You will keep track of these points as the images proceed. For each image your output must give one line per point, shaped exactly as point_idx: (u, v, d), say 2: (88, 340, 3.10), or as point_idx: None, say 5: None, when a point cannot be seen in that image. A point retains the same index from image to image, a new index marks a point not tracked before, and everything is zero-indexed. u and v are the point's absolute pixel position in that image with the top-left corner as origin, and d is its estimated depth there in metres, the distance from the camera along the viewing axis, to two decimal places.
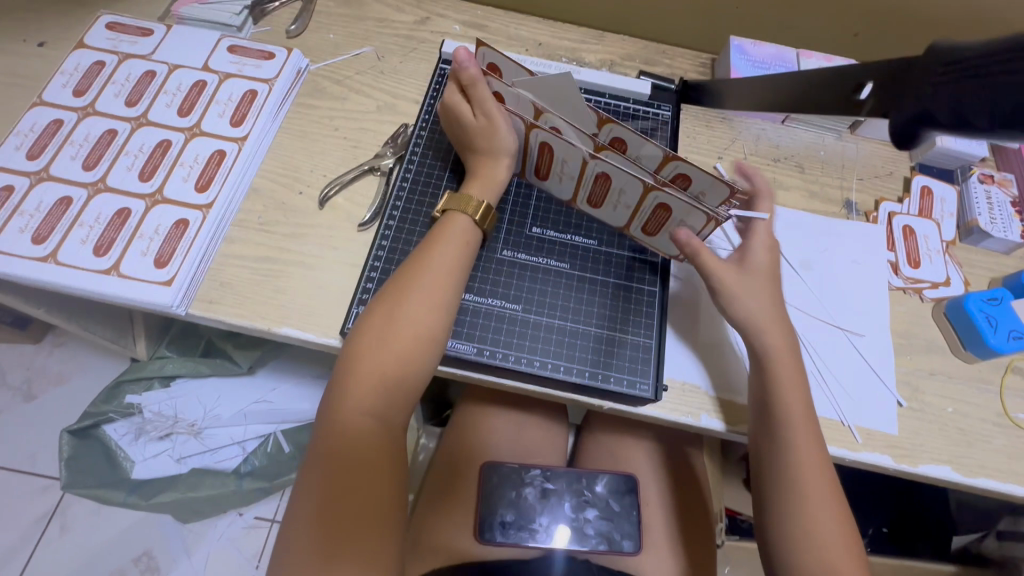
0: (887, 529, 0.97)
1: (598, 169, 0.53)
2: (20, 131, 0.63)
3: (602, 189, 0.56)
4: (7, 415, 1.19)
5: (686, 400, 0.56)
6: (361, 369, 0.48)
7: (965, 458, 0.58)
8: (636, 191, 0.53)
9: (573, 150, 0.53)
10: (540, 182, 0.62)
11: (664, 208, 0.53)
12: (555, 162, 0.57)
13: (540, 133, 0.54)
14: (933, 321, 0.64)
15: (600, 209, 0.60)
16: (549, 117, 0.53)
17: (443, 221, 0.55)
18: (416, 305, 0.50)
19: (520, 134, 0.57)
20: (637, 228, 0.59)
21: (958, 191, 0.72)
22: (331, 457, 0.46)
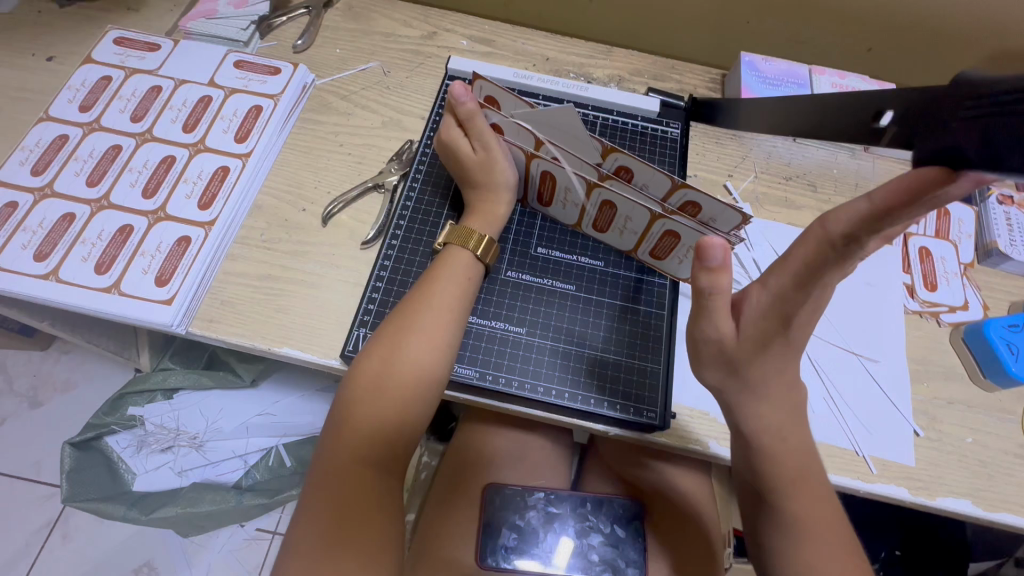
0: (899, 552, 0.94)
1: (603, 197, 0.53)
2: (26, 147, 0.63)
3: (607, 216, 0.56)
4: (13, 422, 1.19)
5: (695, 426, 0.55)
6: (361, 406, 0.47)
7: (986, 492, 0.56)
8: (642, 218, 0.52)
9: (577, 179, 0.53)
10: (543, 208, 0.62)
11: (671, 234, 0.52)
12: (558, 190, 0.57)
13: (543, 164, 0.54)
14: (951, 347, 0.62)
15: (606, 233, 0.59)
16: (550, 147, 0.53)
17: (444, 254, 0.55)
18: (418, 339, 0.49)
19: (521, 163, 0.57)
20: (645, 251, 0.58)
21: (976, 212, 0.70)
22: (326, 498, 0.44)
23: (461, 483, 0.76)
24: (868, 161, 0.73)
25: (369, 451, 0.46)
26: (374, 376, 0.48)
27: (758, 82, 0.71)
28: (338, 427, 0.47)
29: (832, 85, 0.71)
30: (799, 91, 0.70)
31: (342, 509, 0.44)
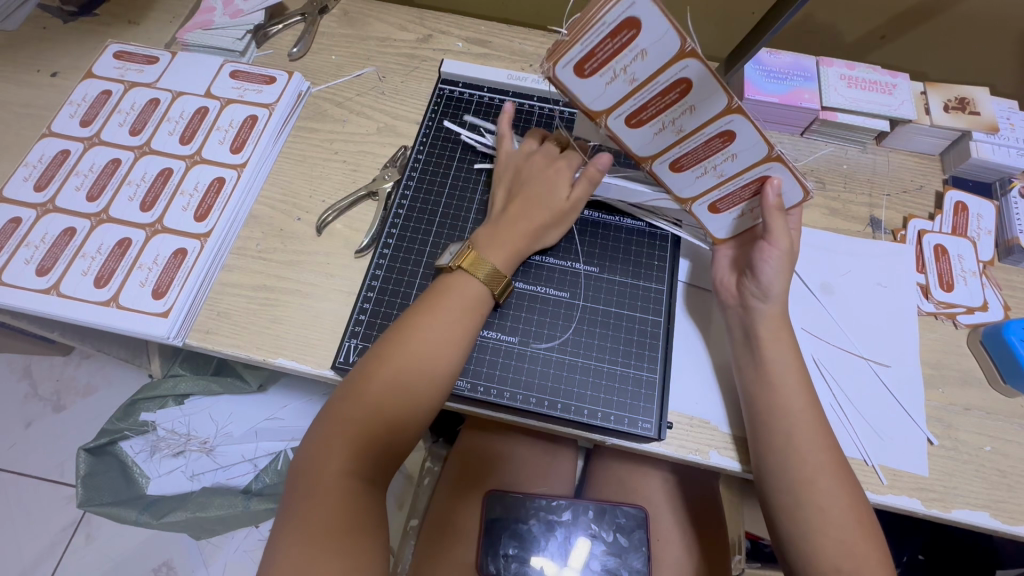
0: (923, 557, 0.90)
1: (728, 126, 0.47)
2: (29, 162, 0.64)
3: (707, 149, 0.49)
4: (39, 425, 1.23)
5: (693, 436, 0.53)
6: (350, 424, 0.47)
7: (1007, 503, 0.53)
8: (751, 158, 0.49)
9: (720, 94, 0.44)
10: (623, 131, 0.49)
11: (767, 181, 0.50)
12: (670, 109, 0.46)
13: (696, 67, 0.42)
14: (968, 350, 0.60)
15: (680, 172, 0.52)
16: (692, 64, 0.42)
17: (455, 278, 0.53)
18: (418, 361, 0.49)
19: (649, 65, 0.43)
20: (709, 199, 0.54)
21: (997, 207, 0.67)
22: (302, 513, 0.45)
23: (462, 489, 0.75)
24: (880, 155, 0.70)
25: (353, 470, 0.46)
26: (368, 395, 0.48)
27: (762, 75, 0.68)
28: (324, 442, 0.47)
29: (841, 77, 0.68)
30: (805, 85, 0.67)
31: (320, 527, 0.44)
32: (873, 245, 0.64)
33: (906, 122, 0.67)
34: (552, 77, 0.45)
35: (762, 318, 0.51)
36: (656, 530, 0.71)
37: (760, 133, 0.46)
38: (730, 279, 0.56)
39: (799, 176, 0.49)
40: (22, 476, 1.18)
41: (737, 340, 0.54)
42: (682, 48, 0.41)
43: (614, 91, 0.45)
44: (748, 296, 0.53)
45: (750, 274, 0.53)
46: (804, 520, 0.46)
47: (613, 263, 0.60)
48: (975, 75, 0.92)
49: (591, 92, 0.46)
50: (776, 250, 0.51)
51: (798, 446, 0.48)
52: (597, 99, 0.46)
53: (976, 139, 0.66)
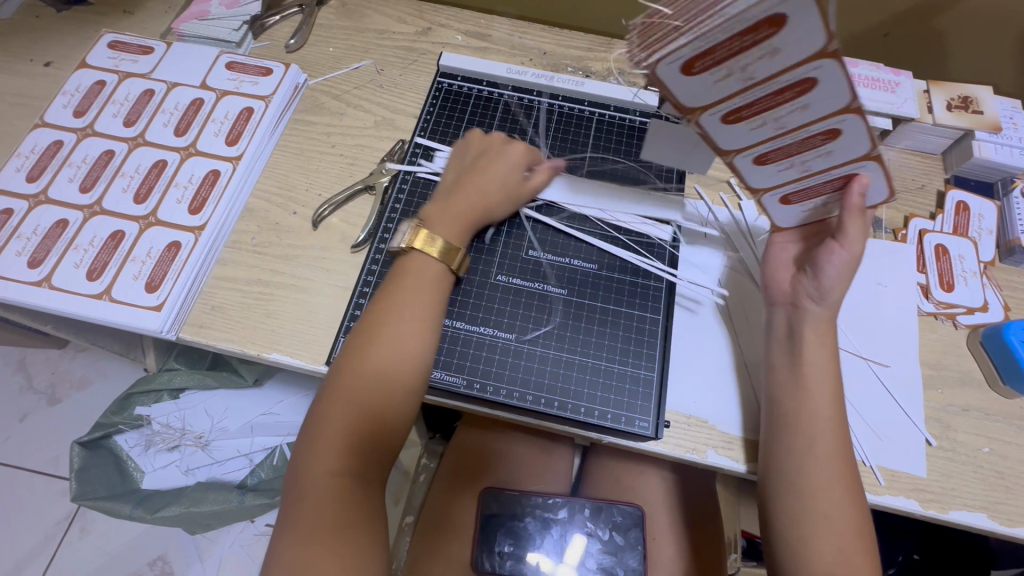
0: (918, 556, 0.90)
1: (837, 126, 0.41)
2: (21, 153, 0.63)
3: (804, 147, 0.43)
4: (33, 418, 1.22)
5: (690, 435, 0.53)
6: (333, 423, 0.47)
7: (1004, 505, 0.53)
8: (846, 156, 0.44)
9: (844, 94, 0.38)
10: (716, 126, 0.42)
11: (853, 178, 0.46)
12: (782, 105, 0.40)
13: (830, 67, 0.36)
14: (968, 351, 0.59)
15: (762, 167, 0.47)
16: (829, 63, 0.36)
17: (411, 263, 0.53)
18: (388, 348, 0.48)
19: (775, 64, 0.36)
20: (783, 191, 0.49)
21: (998, 207, 0.66)
22: (300, 513, 0.44)
23: (457, 486, 0.74)
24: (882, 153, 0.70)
25: (343, 467, 0.46)
26: (346, 391, 0.47)
27: None
28: (312, 443, 0.47)
29: None
30: None
31: (318, 526, 0.43)
32: (875, 244, 0.64)
33: (909, 120, 0.66)
34: (654, 74, 0.38)
35: (814, 320, 0.50)
36: (653, 528, 0.71)
37: (869, 134, 0.41)
38: (784, 275, 0.53)
39: (888, 175, 0.46)
40: (16, 469, 1.18)
41: (777, 341, 0.52)
42: (824, 48, 0.35)
43: (720, 89, 0.39)
44: (802, 295, 0.51)
45: (808, 272, 0.51)
46: (807, 523, 0.46)
47: (611, 260, 0.60)
48: (977, 74, 0.91)
49: (695, 89, 0.39)
50: (845, 251, 0.48)
51: (818, 451, 0.47)
52: (697, 96, 0.39)
53: (978, 138, 0.65)
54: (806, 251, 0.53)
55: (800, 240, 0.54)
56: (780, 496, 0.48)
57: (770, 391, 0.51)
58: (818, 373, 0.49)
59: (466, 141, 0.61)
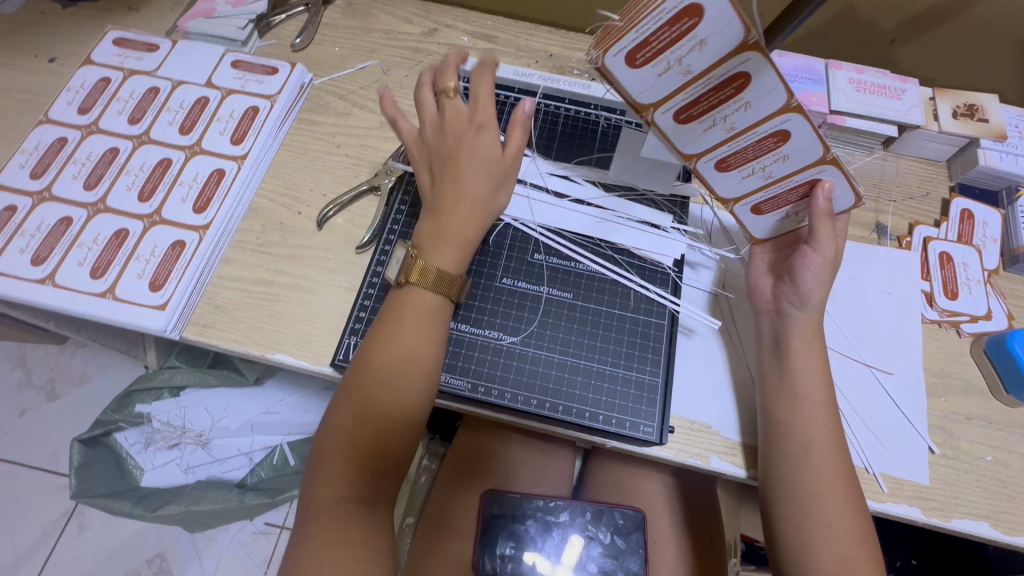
0: (915, 561, 0.91)
1: (783, 126, 0.44)
2: (25, 149, 0.63)
3: (759, 149, 0.47)
4: (32, 414, 1.22)
5: (695, 440, 0.53)
6: (335, 453, 0.47)
7: (1006, 514, 0.53)
8: (802, 159, 0.47)
9: (780, 94, 0.41)
10: (670, 126, 0.46)
11: (817, 184, 0.48)
12: (726, 104, 0.43)
13: (758, 61, 0.39)
14: (971, 359, 0.59)
15: (725, 172, 0.50)
16: (755, 57, 0.39)
17: (406, 295, 0.50)
18: (388, 387, 0.48)
19: (706, 56, 0.39)
20: (753, 200, 0.52)
21: (1003, 215, 0.66)
22: (309, 534, 0.45)
23: (459, 488, 0.74)
24: (887, 160, 0.70)
25: (349, 495, 0.46)
26: (346, 428, 0.47)
27: None
28: (316, 474, 0.47)
29: (850, 81, 0.67)
30: (814, 88, 0.67)
31: (327, 551, 0.44)
32: (879, 251, 0.64)
33: (914, 127, 0.66)
34: (600, 66, 0.41)
35: (798, 325, 0.50)
36: (654, 532, 0.71)
37: (816, 133, 0.44)
38: (766, 283, 0.54)
39: (851, 179, 0.47)
40: (15, 466, 1.17)
41: (765, 348, 0.53)
42: (747, 40, 0.37)
43: (665, 82, 0.42)
44: (785, 302, 0.52)
45: (788, 280, 0.52)
46: (810, 530, 0.46)
47: (619, 263, 0.59)
48: (982, 81, 0.91)
49: (640, 84, 0.42)
50: (821, 257, 0.49)
51: (815, 458, 0.47)
52: (646, 93, 0.43)
53: (983, 146, 0.65)
54: (782, 258, 0.55)
55: (775, 247, 0.56)
56: (782, 502, 0.48)
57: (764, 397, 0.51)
58: (811, 379, 0.49)
59: (414, 145, 0.54)
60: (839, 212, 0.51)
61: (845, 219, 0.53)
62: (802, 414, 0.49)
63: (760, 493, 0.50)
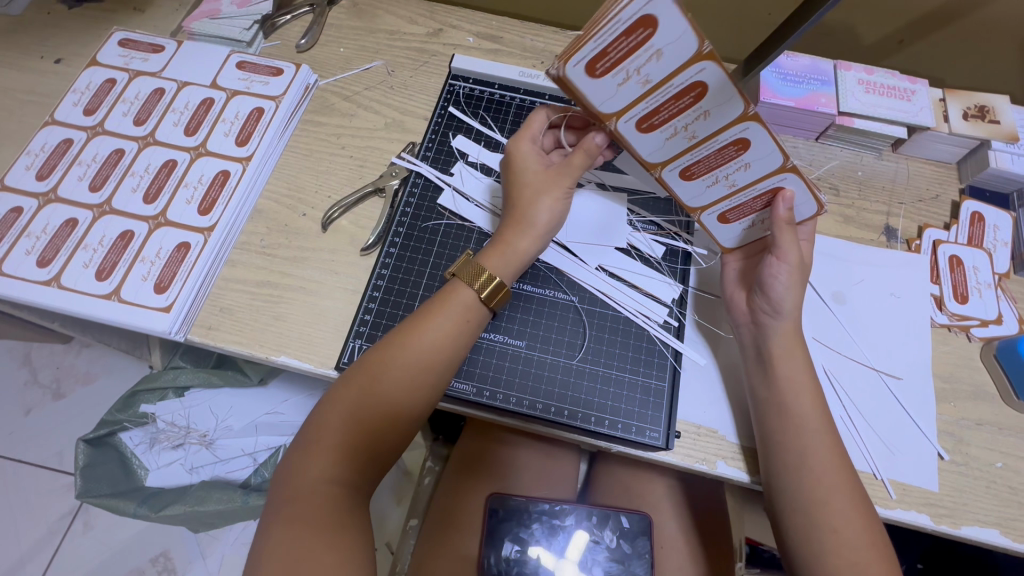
0: (921, 565, 0.90)
1: (742, 134, 0.45)
2: (31, 151, 0.63)
3: (720, 158, 0.48)
4: (38, 412, 1.22)
5: (702, 445, 0.53)
6: (336, 427, 0.47)
7: (1017, 521, 0.52)
8: (764, 169, 0.48)
9: (737, 102, 0.43)
10: (632, 134, 0.48)
11: (780, 192, 0.49)
12: (685, 112, 0.45)
13: (715, 70, 0.41)
14: (982, 364, 0.59)
15: (689, 180, 0.51)
16: (710, 68, 0.41)
17: (446, 290, 0.52)
18: (403, 376, 0.48)
19: (664, 66, 0.41)
20: (718, 208, 0.53)
21: (1014, 218, 0.65)
22: (286, 510, 0.44)
23: (462, 490, 0.74)
24: (896, 162, 0.69)
25: (337, 477, 0.46)
26: (351, 410, 0.47)
27: (780, 78, 0.67)
28: (310, 449, 0.46)
29: (859, 82, 0.67)
30: (823, 89, 0.66)
31: (307, 523, 0.43)
32: (888, 254, 0.63)
33: (924, 129, 0.66)
34: (561, 77, 0.43)
35: (776, 335, 0.50)
36: (659, 536, 0.70)
37: (777, 144, 0.45)
38: (739, 295, 0.54)
39: (813, 188, 0.48)
40: (20, 464, 1.18)
41: (749, 359, 0.52)
42: (701, 50, 0.39)
43: (625, 93, 0.44)
44: (759, 313, 0.51)
45: (759, 292, 0.52)
46: (819, 541, 0.45)
47: (627, 265, 0.59)
48: (992, 81, 0.90)
49: (600, 94, 0.44)
50: (786, 265, 0.49)
51: (826, 466, 0.47)
52: (610, 100, 0.45)
53: (994, 148, 0.65)
54: (752, 267, 0.55)
55: (748, 257, 0.56)
56: (791, 511, 0.47)
57: (754, 403, 0.51)
58: (803, 385, 0.49)
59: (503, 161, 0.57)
60: (801, 220, 0.52)
61: (809, 228, 0.54)
62: (809, 424, 0.48)
63: (765, 499, 0.50)
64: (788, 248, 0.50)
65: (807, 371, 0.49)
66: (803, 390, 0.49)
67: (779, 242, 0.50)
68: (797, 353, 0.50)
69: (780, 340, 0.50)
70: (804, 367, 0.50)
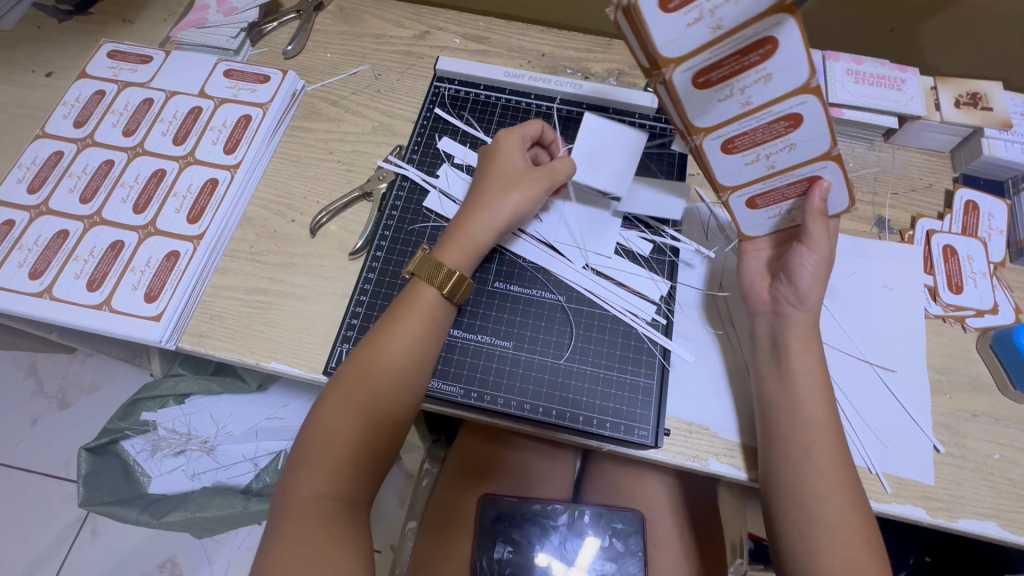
0: (931, 558, 0.89)
1: (797, 109, 0.41)
2: (23, 164, 0.64)
3: (768, 133, 0.43)
4: (44, 422, 1.23)
5: (690, 442, 0.52)
6: (322, 446, 0.47)
7: (1015, 513, 0.51)
8: (806, 152, 0.45)
9: (805, 68, 0.38)
10: (686, 90, 0.41)
11: (815, 181, 0.47)
12: (750, 70, 0.39)
13: (793, 25, 0.35)
14: (977, 355, 0.58)
15: (729, 154, 0.46)
16: (792, 19, 0.35)
17: (409, 292, 0.52)
18: (379, 382, 0.48)
19: (741, 11, 0.35)
20: (748, 192, 0.50)
21: (1009, 206, 0.64)
22: (284, 530, 0.44)
23: (457, 493, 0.73)
24: (888, 152, 0.68)
25: (330, 493, 0.46)
26: (335, 428, 0.47)
27: None
28: (301, 469, 0.46)
29: (848, 72, 0.66)
30: None
31: (307, 542, 0.43)
32: (880, 246, 0.62)
33: (915, 118, 0.65)
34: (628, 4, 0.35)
35: (796, 326, 0.50)
36: (657, 534, 0.70)
37: (828, 127, 0.42)
38: (761, 284, 0.53)
39: (849, 182, 0.47)
40: (28, 473, 1.19)
41: (763, 349, 0.52)
42: (783, 1, 0.34)
43: (692, 36, 0.36)
44: (783, 303, 0.51)
45: (784, 279, 0.51)
46: (812, 538, 0.45)
47: (614, 264, 0.59)
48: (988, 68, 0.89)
49: (664, 33, 0.36)
50: (815, 254, 0.48)
51: (818, 461, 0.46)
52: (674, 41, 0.37)
53: (988, 136, 0.64)
54: (778, 257, 0.53)
55: (768, 249, 0.54)
56: (785, 508, 0.47)
57: (761, 397, 0.50)
58: (803, 379, 0.48)
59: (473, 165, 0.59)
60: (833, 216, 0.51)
61: (836, 223, 0.53)
62: (802, 419, 0.47)
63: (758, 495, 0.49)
64: (821, 237, 0.48)
65: (797, 368, 0.49)
66: (794, 388, 0.48)
67: (812, 232, 0.48)
68: (786, 347, 0.49)
69: (789, 333, 0.50)
70: (796, 362, 0.49)
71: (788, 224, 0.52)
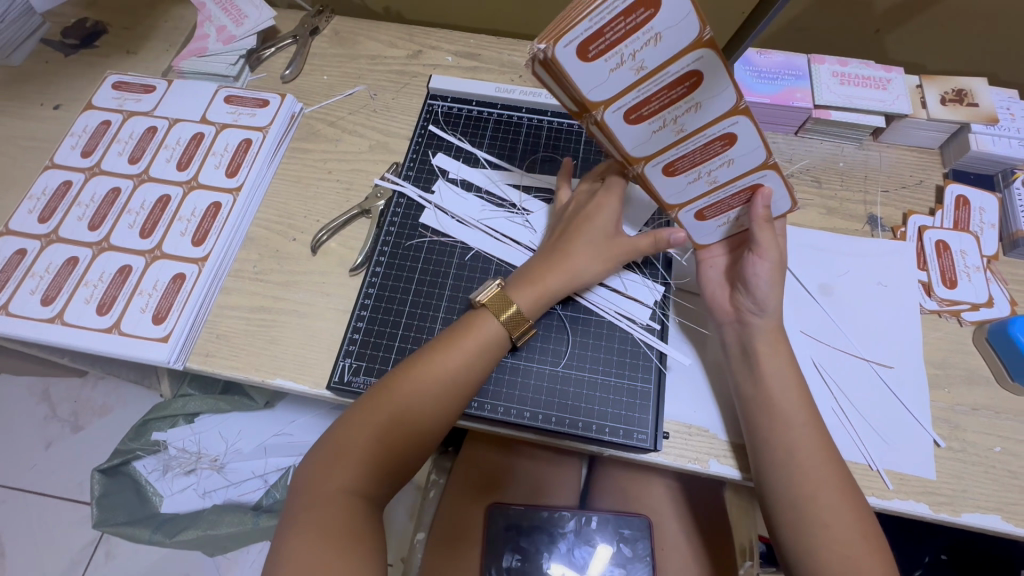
0: (947, 556, 0.87)
1: (730, 129, 0.44)
2: (33, 195, 0.66)
3: (704, 153, 0.47)
4: (57, 446, 1.25)
5: (691, 445, 0.53)
6: (354, 441, 0.48)
7: (1019, 506, 0.51)
8: (745, 165, 0.48)
9: (730, 91, 0.41)
10: (618, 126, 0.44)
11: (757, 190, 0.50)
12: (674, 105, 0.42)
13: (711, 58, 0.39)
14: (975, 348, 0.58)
15: (671, 177, 0.49)
16: (708, 55, 0.39)
17: (472, 321, 0.53)
18: (428, 394, 0.49)
19: (659, 52, 0.38)
20: (696, 206, 0.52)
21: (1000, 199, 0.65)
22: (302, 517, 0.45)
23: (462, 502, 0.74)
24: (877, 150, 0.69)
25: (357, 488, 0.47)
26: (373, 427, 0.48)
27: (755, 76, 0.68)
28: (332, 461, 0.47)
29: (833, 74, 0.67)
30: (797, 84, 0.67)
31: (330, 531, 0.43)
32: (873, 244, 0.63)
33: (902, 117, 0.66)
34: (550, 59, 0.38)
35: (760, 333, 0.51)
36: (664, 539, 0.70)
37: (761, 140, 0.45)
38: (721, 294, 0.54)
39: (789, 186, 0.49)
40: (44, 497, 1.21)
41: (733, 357, 0.52)
42: (698, 39, 0.37)
43: (617, 79, 0.40)
44: (744, 311, 0.52)
45: (743, 289, 0.52)
46: (809, 536, 0.45)
47: None
48: (975, 63, 0.90)
49: (591, 79, 0.40)
50: (767, 262, 0.50)
51: (810, 460, 0.47)
52: (602, 86, 0.41)
53: (974, 131, 0.64)
54: (733, 264, 0.55)
55: (723, 255, 0.56)
56: (781, 508, 0.47)
57: (740, 402, 0.51)
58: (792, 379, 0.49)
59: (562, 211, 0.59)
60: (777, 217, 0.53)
61: (783, 223, 0.55)
62: (794, 418, 0.48)
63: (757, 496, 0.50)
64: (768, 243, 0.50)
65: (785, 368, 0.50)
66: (785, 386, 0.49)
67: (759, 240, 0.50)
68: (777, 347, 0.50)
69: (764, 336, 0.51)
70: (787, 362, 0.50)
71: (737, 230, 0.55)
